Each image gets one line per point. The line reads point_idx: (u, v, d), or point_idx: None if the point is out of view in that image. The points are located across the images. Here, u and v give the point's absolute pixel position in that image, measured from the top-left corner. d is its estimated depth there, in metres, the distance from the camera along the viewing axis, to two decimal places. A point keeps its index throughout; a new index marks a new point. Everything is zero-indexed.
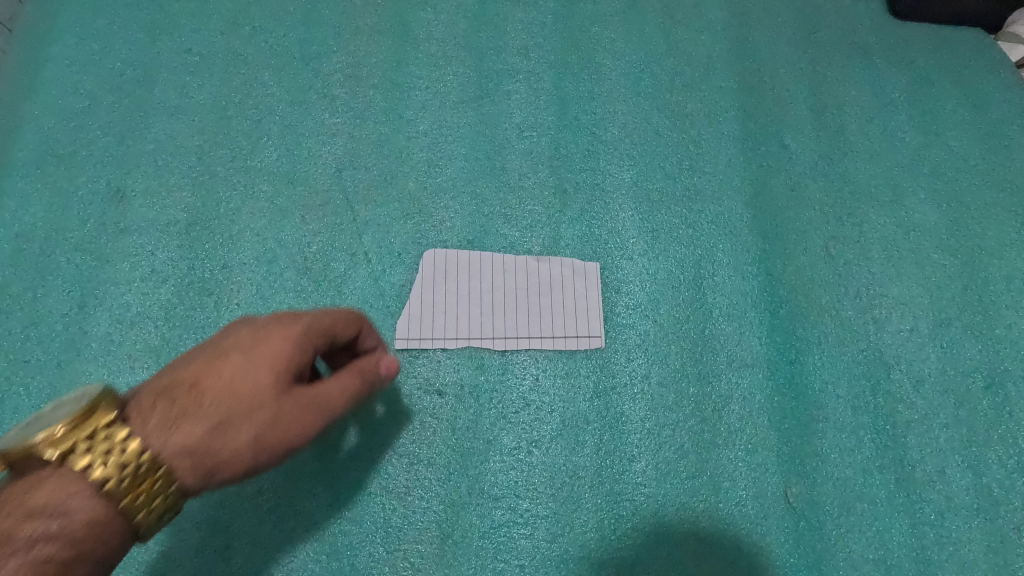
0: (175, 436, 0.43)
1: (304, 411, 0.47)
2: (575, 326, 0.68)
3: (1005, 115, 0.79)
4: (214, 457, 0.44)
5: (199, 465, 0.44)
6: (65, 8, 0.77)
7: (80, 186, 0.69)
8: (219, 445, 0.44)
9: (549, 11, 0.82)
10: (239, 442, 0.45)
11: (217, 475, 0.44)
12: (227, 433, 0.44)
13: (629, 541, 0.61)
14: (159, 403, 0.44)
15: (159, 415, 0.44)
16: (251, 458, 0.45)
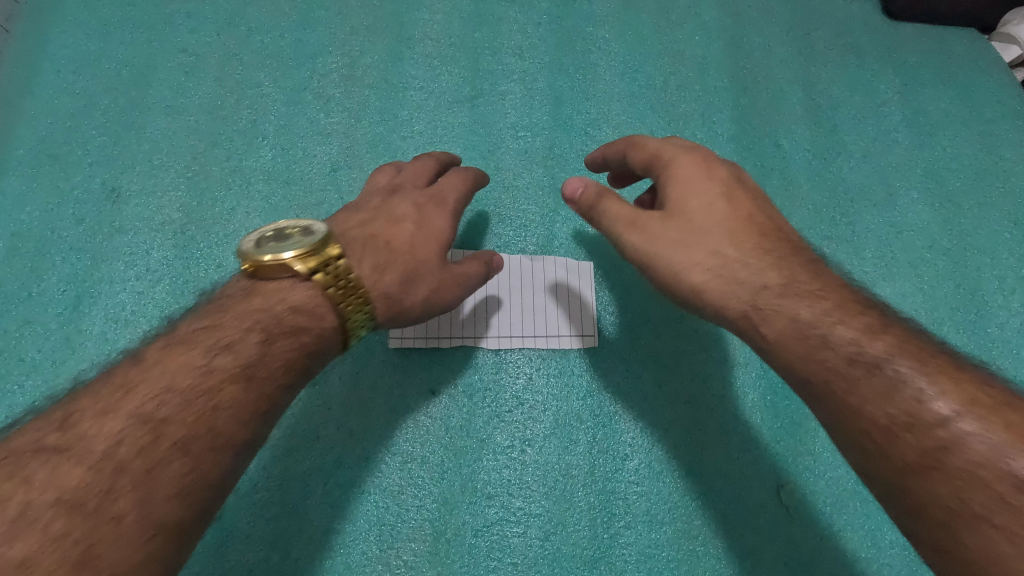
0: (377, 287, 0.54)
1: (456, 284, 0.59)
2: (568, 325, 0.69)
3: (997, 114, 0.80)
4: (403, 302, 0.55)
5: (393, 304, 0.55)
6: (60, 9, 0.77)
7: (76, 186, 0.69)
8: (410, 291, 0.56)
9: (544, 11, 0.82)
10: (420, 296, 0.56)
11: (399, 317, 0.56)
12: (415, 286, 0.56)
13: (622, 540, 0.62)
14: (363, 252, 0.55)
15: (362, 261, 0.54)
16: (428, 305, 0.57)
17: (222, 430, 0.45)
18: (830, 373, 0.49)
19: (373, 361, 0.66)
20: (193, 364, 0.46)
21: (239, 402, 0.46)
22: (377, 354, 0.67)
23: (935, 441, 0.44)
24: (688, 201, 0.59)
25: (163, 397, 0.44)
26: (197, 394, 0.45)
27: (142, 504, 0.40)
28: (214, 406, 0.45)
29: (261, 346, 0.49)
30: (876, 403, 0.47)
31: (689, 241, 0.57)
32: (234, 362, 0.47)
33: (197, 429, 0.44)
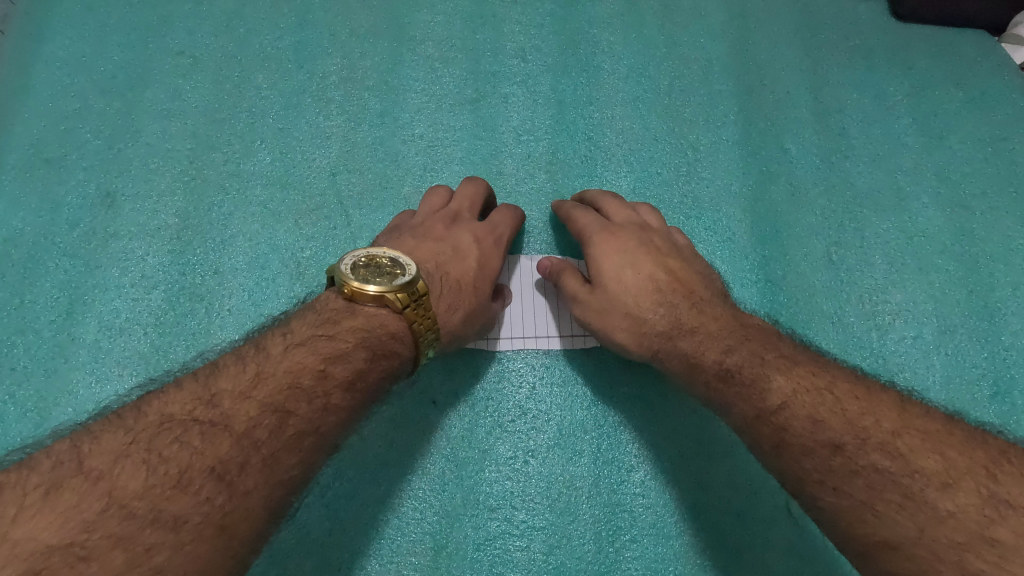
0: (448, 325, 0.58)
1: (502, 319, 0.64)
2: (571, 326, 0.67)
3: (1008, 117, 0.78)
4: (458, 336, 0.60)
5: (454, 338, 0.59)
6: (56, 10, 0.76)
7: (70, 190, 0.68)
8: (470, 326, 0.60)
9: (547, 13, 0.81)
10: (475, 330, 0.61)
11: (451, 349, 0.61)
12: (473, 322, 0.60)
13: (627, 554, 0.60)
14: (438, 287, 0.58)
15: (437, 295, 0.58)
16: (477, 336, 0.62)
17: (325, 442, 0.48)
18: (727, 404, 0.57)
19: None
20: (309, 373, 0.49)
21: (344, 415, 0.50)
22: None
23: (817, 455, 0.50)
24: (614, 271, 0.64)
25: (284, 403, 0.46)
26: (312, 404, 0.48)
27: (264, 505, 0.43)
28: (325, 417, 0.48)
29: (364, 363, 0.51)
30: (764, 427, 0.54)
31: (619, 310, 0.62)
32: (344, 376, 0.50)
33: (308, 438, 0.47)
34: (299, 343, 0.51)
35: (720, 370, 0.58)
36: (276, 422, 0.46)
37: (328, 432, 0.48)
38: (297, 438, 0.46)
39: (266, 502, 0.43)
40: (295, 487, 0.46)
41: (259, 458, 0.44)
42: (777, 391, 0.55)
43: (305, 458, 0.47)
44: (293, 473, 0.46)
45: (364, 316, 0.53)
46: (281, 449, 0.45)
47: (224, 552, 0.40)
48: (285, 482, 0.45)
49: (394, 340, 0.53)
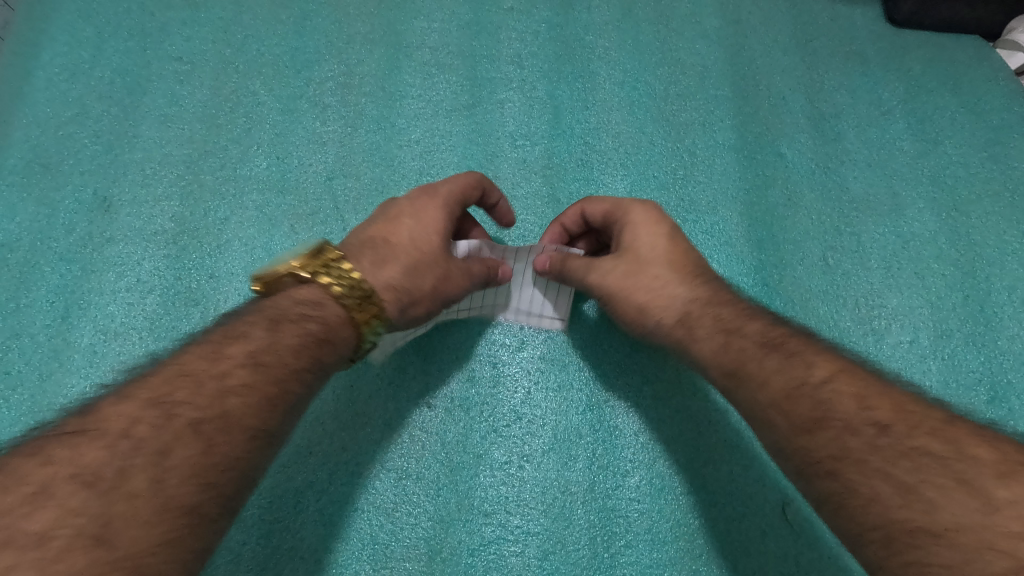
0: (398, 287, 0.56)
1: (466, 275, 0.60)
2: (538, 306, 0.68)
3: (1004, 122, 0.78)
4: (428, 298, 0.59)
5: (422, 301, 0.58)
6: (55, 18, 0.76)
7: (67, 195, 0.68)
8: (434, 285, 0.59)
9: (543, 20, 0.81)
10: (445, 288, 0.59)
11: (424, 315, 0.60)
12: (434, 280, 0.59)
13: (623, 559, 0.60)
14: (366, 251, 0.58)
15: (377, 261, 0.57)
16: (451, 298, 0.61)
17: (264, 436, 0.45)
18: (751, 375, 0.50)
19: (368, 375, 0.65)
20: (245, 362, 0.46)
21: (283, 406, 0.47)
22: (371, 367, 0.65)
23: (846, 438, 0.43)
24: (643, 244, 0.61)
25: (224, 398, 0.44)
26: (244, 394, 0.45)
27: (189, 505, 0.40)
28: (263, 409, 0.45)
29: (268, 335, 0.49)
30: (789, 403, 0.46)
31: (647, 284, 0.59)
32: (279, 360, 0.48)
33: (244, 431, 0.44)
34: (230, 330, 0.49)
35: (748, 343, 0.52)
36: (208, 414, 0.43)
37: (265, 425, 0.45)
38: (230, 431, 0.43)
39: (194, 499, 0.40)
40: (228, 487, 0.42)
41: (187, 450, 0.41)
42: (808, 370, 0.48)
43: (241, 453, 0.43)
44: (226, 469, 0.42)
45: (300, 297, 0.52)
46: (215, 441, 0.42)
47: (154, 550, 0.37)
48: (220, 481, 0.42)
49: (325, 316, 0.52)
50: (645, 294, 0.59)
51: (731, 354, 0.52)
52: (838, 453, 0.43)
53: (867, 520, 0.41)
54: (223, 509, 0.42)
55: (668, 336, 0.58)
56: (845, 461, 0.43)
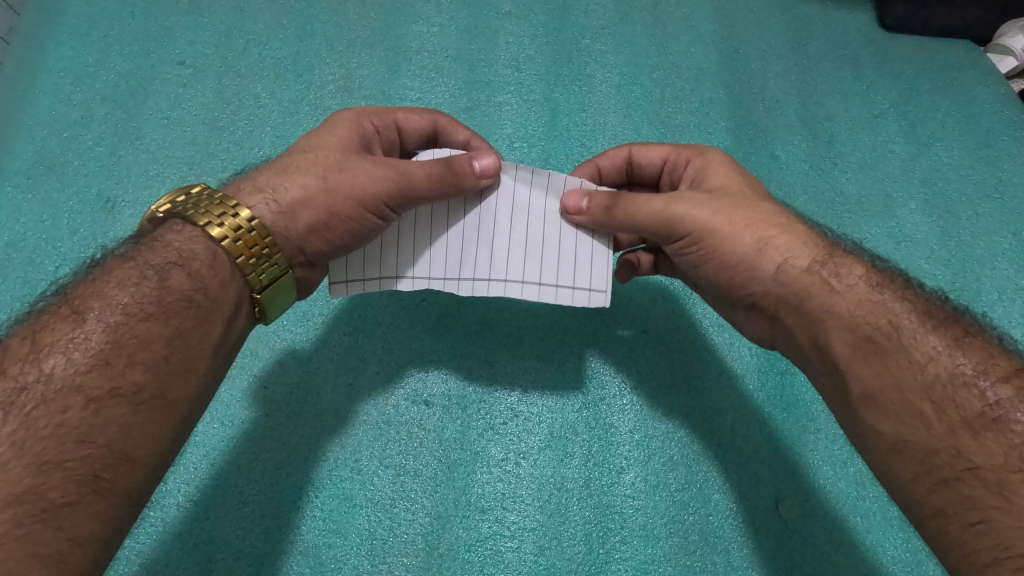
0: (290, 195, 0.49)
1: (374, 163, 0.50)
2: (569, 273, 0.52)
3: (994, 125, 0.80)
4: (323, 197, 0.49)
5: (314, 203, 0.49)
6: (61, 23, 0.78)
7: (71, 196, 0.69)
8: (329, 184, 0.49)
9: (540, 24, 0.82)
10: (348, 188, 0.49)
11: (325, 220, 0.49)
12: (331, 180, 0.50)
13: (618, 555, 0.60)
14: (264, 169, 0.52)
15: (272, 171, 0.51)
16: (367, 199, 0.49)
17: (122, 397, 0.41)
18: (897, 356, 0.45)
19: (367, 372, 0.66)
20: (83, 315, 0.43)
21: (145, 361, 0.43)
22: (371, 364, 0.67)
23: (1011, 438, 0.40)
24: (730, 179, 0.53)
25: (44, 363, 0.41)
26: (83, 353, 0.41)
27: (19, 491, 0.37)
28: (107, 366, 0.41)
29: (133, 281, 0.45)
30: (941, 391, 0.43)
31: (757, 218, 0.50)
32: (130, 307, 0.44)
33: (78, 396, 0.40)
34: (98, 276, 0.45)
35: (879, 309, 0.47)
36: (31, 381, 0.40)
37: (118, 383, 0.41)
38: (64, 397, 0.40)
39: (30, 483, 0.37)
40: (87, 463, 0.39)
41: (16, 427, 0.38)
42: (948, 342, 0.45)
43: (91, 420, 0.40)
44: (78, 442, 0.39)
45: (173, 222, 0.48)
46: (38, 413, 0.39)
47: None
48: (69, 457, 0.39)
49: (204, 237, 0.47)
50: (761, 233, 0.50)
51: (865, 314, 0.46)
52: (1011, 460, 0.40)
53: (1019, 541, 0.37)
54: (89, 488, 0.39)
55: (789, 291, 0.49)
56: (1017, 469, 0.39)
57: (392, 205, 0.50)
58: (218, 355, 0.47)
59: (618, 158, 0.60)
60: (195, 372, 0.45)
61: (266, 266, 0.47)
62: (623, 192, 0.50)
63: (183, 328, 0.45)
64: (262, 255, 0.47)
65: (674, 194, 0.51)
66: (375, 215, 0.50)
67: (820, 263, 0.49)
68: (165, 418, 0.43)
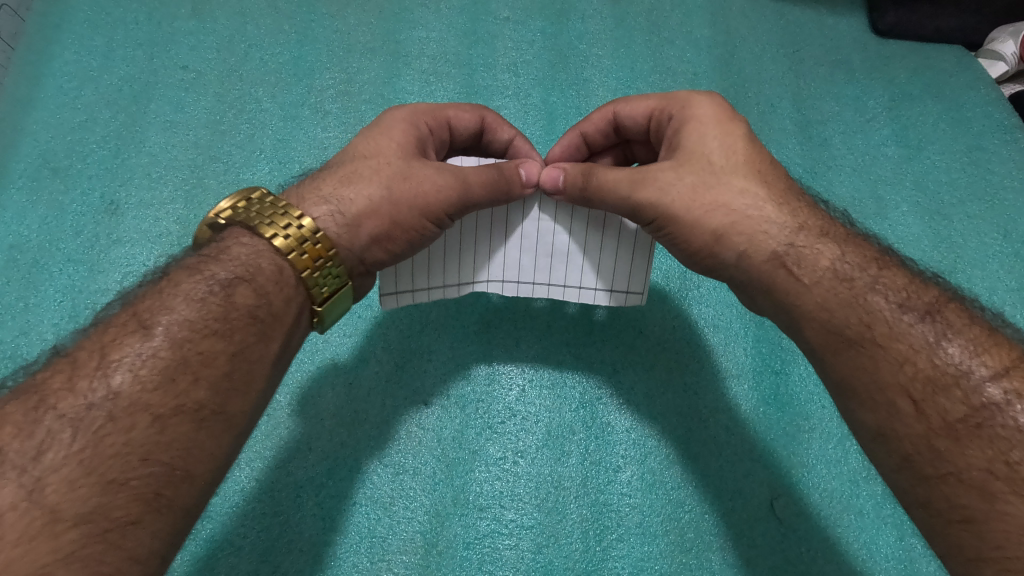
0: (354, 205, 0.51)
1: (436, 173, 0.52)
2: (607, 276, 0.58)
3: (984, 129, 0.81)
4: (388, 208, 0.51)
5: (378, 212, 0.51)
6: (66, 27, 0.79)
7: (75, 198, 0.70)
8: (393, 193, 0.51)
9: (538, 29, 0.84)
10: (411, 198, 0.51)
11: (388, 229, 0.51)
12: (395, 191, 0.51)
13: (614, 552, 0.61)
14: (323, 176, 0.54)
15: (335, 181, 0.53)
16: (429, 210, 0.51)
17: (186, 414, 0.41)
18: (878, 350, 0.44)
19: (367, 372, 0.67)
20: (148, 329, 0.42)
21: (208, 377, 0.43)
22: (370, 364, 0.67)
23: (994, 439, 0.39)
24: (703, 145, 0.52)
25: (112, 378, 0.40)
26: (149, 368, 0.41)
27: (84, 512, 0.36)
28: (172, 382, 0.41)
29: (200, 296, 0.45)
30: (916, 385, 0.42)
31: (721, 191, 0.50)
32: (194, 321, 0.44)
33: (146, 414, 0.40)
34: (159, 289, 0.45)
35: (855, 300, 0.46)
36: (98, 397, 0.39)
37: (184, 400, 0.41)
38: (132, 413, 0.39)
39: (97, 503, 0.36)
40: (151, 482, 0.39)
41: (82, 444, 0.37)
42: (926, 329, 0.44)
43: (156, 437, 0.40)
44: (145, 461, 0.39)
45: (238, 236, 0.48)
46: (106, 432, 0.38)
47: (51, 570, 0.34)
48: (133, 477, 0.38)
49: (272, 251, 0.48)
50: (724, 212, 0.50)
51: (845, 308, 0.46)
52: (996, 466, 0.39)
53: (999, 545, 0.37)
54: (151, 506, 0.38)
55: (755, 272, 0.50)
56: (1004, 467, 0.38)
57: (450, 214, 0.53)
58: (276, 371, 0.48)
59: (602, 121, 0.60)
60: (254, 387, 0.45)
61: (331, 279, 0.49)
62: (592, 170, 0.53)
63: (245, 344, 0.45)
64: (327, 268, 0.49)
65: (637, 175, 0.52)
66: (435, 224, 0.52)
67: (792, 244, 0.49)
68: (224, 434, 0.43)
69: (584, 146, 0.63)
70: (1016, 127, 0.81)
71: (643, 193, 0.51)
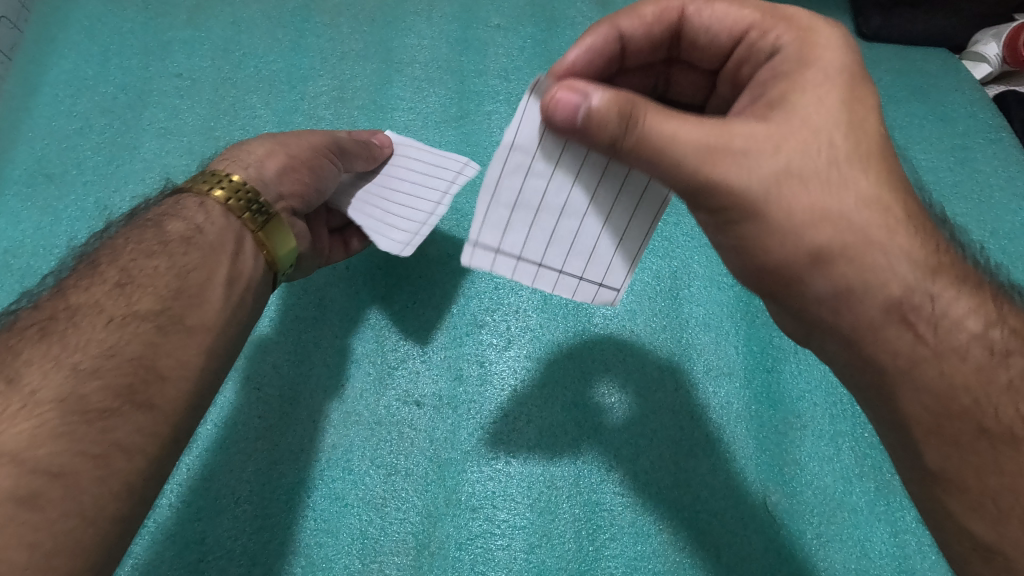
0: (256, 154, 0.60)
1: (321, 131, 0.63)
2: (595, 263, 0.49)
3: (970, 128, 0.82)
4: (284, 150, 0.61)
5: (278, 156, 0.60)
6: (63, 38, 0.80)
7: (69, 204, 0.71)
8: (288, 142, 0.62)
9: (528, 36, 0.85)
10: (298, 142, 0.62)
11: (291, 165, 0.60)
12: (283, 139, 0.62)
13: (607, 551, 0.61)
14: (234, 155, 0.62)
15: (238, 148, 0.62)
16: (318, 147, 0.62)
17: (143, 317, 0.47)
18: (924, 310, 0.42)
19: (358, 373, 0.67)
20: (99, 264, 0.51)
21: (154, 288, 0.49)
22: (362, 366, 0.68)
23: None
24: (819, 115, 0.42)
25: (72, 299, 0.48)
26: (101, 287, 0.49)
27: (64, 399, 0.42)
28: (125, 294, 0.49)
29: (134, 242, 0.52)
30: (989, 416, 0.42)
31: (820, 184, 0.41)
32: (139, 251, 0.51)
33: (101, 315, 0.47)
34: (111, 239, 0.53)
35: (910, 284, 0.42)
36: (60, 311, 0.47)
37: (136, 306, 0.48)
38: (89, 319, 0.46)
39: (68, 392, 0.43)
40: (118, 374, 0.44)
41: (51, 354, 0.44)
42: (955, 328, 0.42)
43: (116, 337, 0.46)
44: (109, 355, 0.45)
45: (174, 196, 0.57)
46: (70, 333, 0.45)
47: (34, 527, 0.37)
48: (102, 371, 0.44)
49: (196, 196, 0.56)
50: (824, 217, 0.41)
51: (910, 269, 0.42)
52: None
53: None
54: (128, 400, 0.44)
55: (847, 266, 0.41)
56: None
57: (337, 154, 0.63)
58: (232, 292, 0.52)
59: (666, 12, 0.50)
60: (209, 301, 0.51)
61: (255, 211, 0.56)
62: (642, 123, 0.40)
63: (190, 264, 0.51)
64: (248, 199, 0.56)
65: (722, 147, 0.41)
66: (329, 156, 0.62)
67: (881, 249, 0.41)
68: (186, 341, 0.48)
69: (623, 42, 0.51)
70: (1001, 127, 0.82)
71: (725, 174, 0.41)
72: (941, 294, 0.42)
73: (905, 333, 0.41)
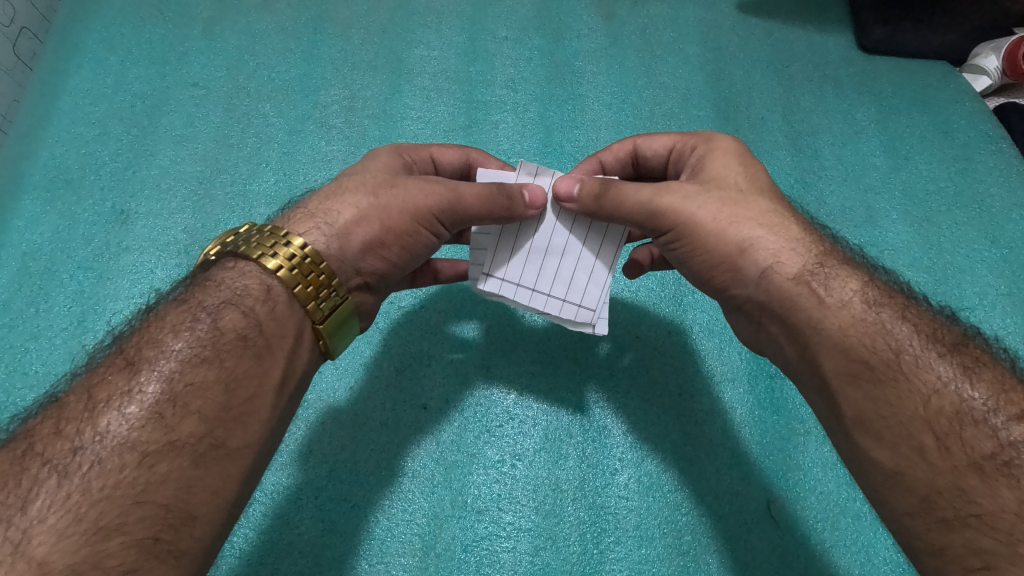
0: (344, 213, 0.50)
1: (427, 181, 0.51)
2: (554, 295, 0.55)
3: (970, 140, 0.83)
4: (377, 213, 0.50)
5: (368, 220, 0.50)
6: (83, 49, 0.82)
7: (87, 208, 0.73)
8: (381, 201, 0.51)
9: (536, 48, 0.87)
10: (399, 204, 0.51)
11: (380, 238, 0.50)
12: (383, 197, 0.51)
13: (612, 556, 0.61)
14: (315, 200, 0.52)
15: (321, 197, 0.52)
16: (419, 213, 0.51)
17: (180, 449, 0.40)
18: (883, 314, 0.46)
19: (368, 380, 0.68)
20: (136, 366, 0.42)
21: (200, 410, 0.41)
22: (371, 370, 0.69)
23: (972, 438, 0.40)
24: (726, 171, 0.52)
25: (99, 422, 0.39)
26: (136, 406, 0.40)
27: (75, 562, 0.35)
28: (161, 419, 0.40)
29: (177, 339, 0.43)
30: (876, 353, 0.44)
31: (740, 214, 0.50)
32: (184, 354, 0.43)
33: (133, 452, 0.39)
34: (149, 321, 0.45)
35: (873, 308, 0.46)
36: (84, 441, 0.39)
37: (175, 435, 0.40)
38: (116, 454, 0.38)
39: (89, 554, 0.36)
40: (145, 527, 0.38)
41: None
42: (844, 287, 0.47)
43: (148, 477, 0.39)
44: (137, 502, 0.38)
45: (232, 260, 0.48)
46: (94, 475, 0.38)
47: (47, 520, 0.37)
48: (127, 524, 0.37)
49: (260, 270, 0.47)
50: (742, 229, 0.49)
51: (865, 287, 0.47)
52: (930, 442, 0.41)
53: (967, 531, 0.39)
54: (150, 553, 0.37)
55: (777, 293, 0.48)
56: (994, 460, 0.39)
57: (443, 222, 0.52)
58: (282, 395, 0.46)
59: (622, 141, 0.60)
60: (258, 416, 0.44)
61: (325, 295, 0.47)
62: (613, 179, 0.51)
63: (241, 371, 0.44)
64: (319, 286, 0.47)
65: (661, 186, 0.51)
66: (427, 229, 0.52)
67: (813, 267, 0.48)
68: (228, 469, 0.42)
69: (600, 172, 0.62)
70: (1000, 138, 0.83)
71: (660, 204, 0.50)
72: (837, 272, 0.48)
73: (810, 296, 0.47)
